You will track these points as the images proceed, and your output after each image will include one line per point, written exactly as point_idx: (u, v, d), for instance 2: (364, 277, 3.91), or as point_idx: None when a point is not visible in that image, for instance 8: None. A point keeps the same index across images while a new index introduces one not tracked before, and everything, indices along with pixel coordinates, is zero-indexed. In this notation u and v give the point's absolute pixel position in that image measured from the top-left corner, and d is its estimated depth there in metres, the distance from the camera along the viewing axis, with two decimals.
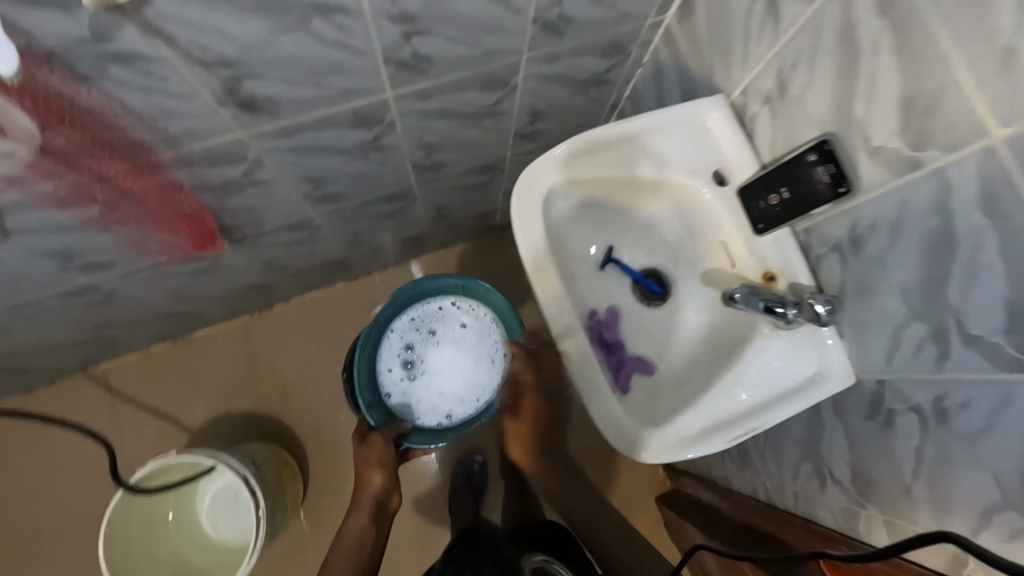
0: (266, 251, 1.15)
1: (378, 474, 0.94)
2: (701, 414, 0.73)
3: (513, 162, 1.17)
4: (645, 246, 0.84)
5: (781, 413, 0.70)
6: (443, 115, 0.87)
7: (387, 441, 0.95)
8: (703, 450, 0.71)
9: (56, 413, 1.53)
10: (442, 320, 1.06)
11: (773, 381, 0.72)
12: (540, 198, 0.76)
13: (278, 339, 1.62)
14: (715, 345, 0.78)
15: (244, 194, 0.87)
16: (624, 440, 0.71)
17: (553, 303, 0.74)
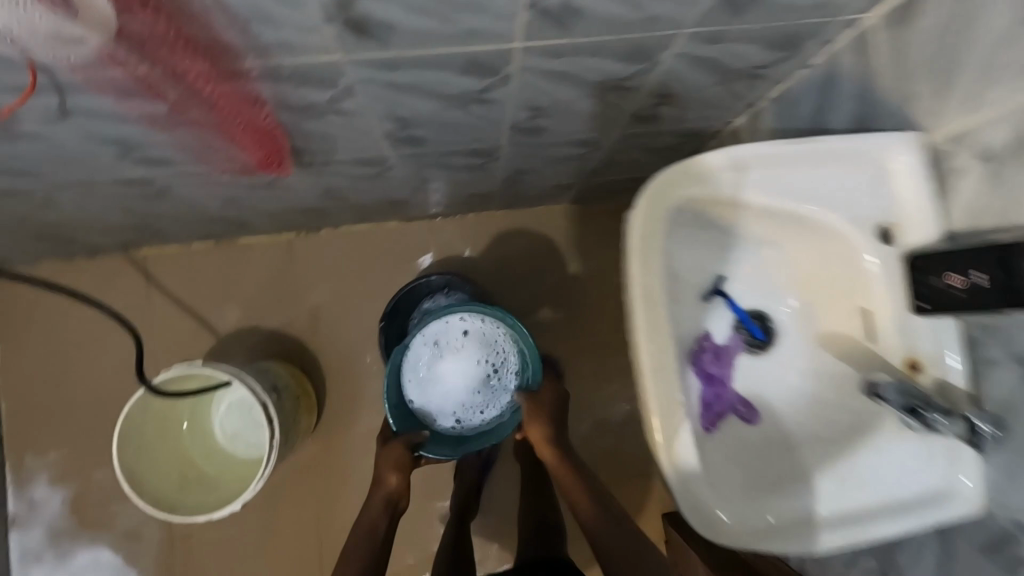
0: (331, 180, 1.06)
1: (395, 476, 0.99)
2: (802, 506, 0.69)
3: (615, 142, 1.04)
4: (760, 283, 0.76)
5: (891, 527, 0.67)
6: (566, 79, 0.74)
7: (404, 446, 0.99)
8: (795, 545, 0.67)
9: (92, 287, 1.52)
10: (447, 333, 1.10)
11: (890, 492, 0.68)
12: (678, 204, 0.67)
13: (320, 264, 1.56)
14: (823, 428, 0.72)
15: (324, 121, 0.77)
16: (705, 514, 0.66)
17: (658, 331, 0.65)
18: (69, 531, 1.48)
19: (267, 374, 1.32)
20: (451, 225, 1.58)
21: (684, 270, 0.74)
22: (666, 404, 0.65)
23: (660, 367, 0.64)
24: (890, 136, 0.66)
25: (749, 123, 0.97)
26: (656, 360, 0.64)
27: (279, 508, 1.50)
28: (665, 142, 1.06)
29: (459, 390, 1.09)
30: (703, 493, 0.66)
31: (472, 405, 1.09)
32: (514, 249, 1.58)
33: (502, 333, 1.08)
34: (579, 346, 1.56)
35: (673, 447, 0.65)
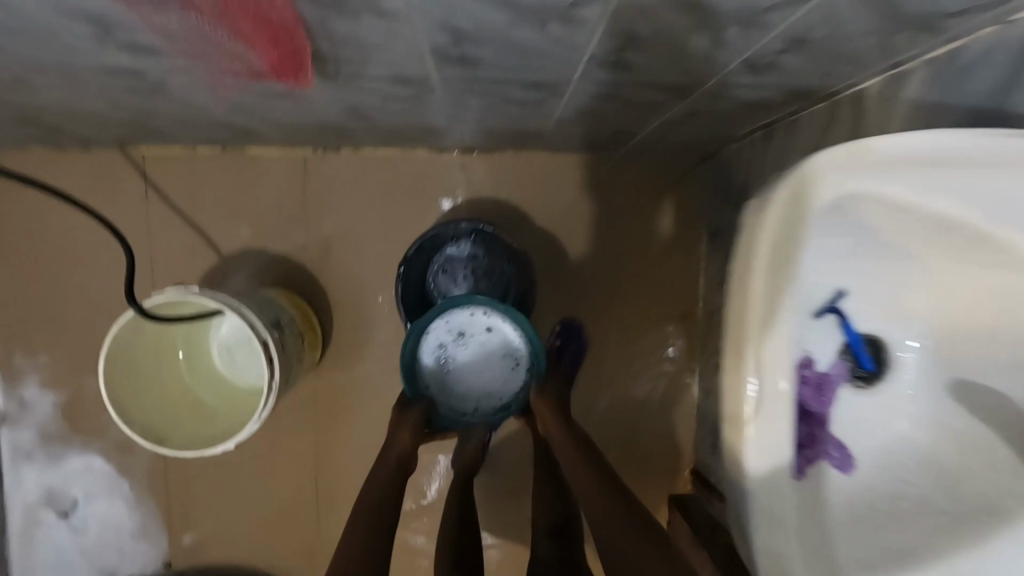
0: (359, 96, 0.88)
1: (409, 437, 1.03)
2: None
3: (707, 91, 0.85)
4: (899, 287, 0.74)
5: None
6: (686, 3, 0.55)
7: (419, 413, 1.06)
8: None
9: (85, 183, 1.37)
10: (471, 324, 1.16)
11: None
12: (826, 197, 0.62)
13: (337, 187, 1.39)
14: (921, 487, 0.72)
15: (359, 21, 0.59)
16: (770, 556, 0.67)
17: (763, 319, 0.66)
18: (60, 436, 1.43)
19: (269, 308, 1.20)
20: (486, 160, 1.40)
21: (824, 278, 0.71)
22: (762, 389, 0.67)
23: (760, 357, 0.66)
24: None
25: (880, 88, 0.78)
26: (761, 351, 0.66)
27: (274, 439, 1.44)
28: (766, 96, 0.87)
29: (473, 375, 1.18)
30: (789, 517, 0.68)
31: (489, 391, 1.19)
32: (552, 197, 1.41)
33: (523, 336, 1.15)
34: (608, 312, 1.43)
35: (748, 445, 0.68)
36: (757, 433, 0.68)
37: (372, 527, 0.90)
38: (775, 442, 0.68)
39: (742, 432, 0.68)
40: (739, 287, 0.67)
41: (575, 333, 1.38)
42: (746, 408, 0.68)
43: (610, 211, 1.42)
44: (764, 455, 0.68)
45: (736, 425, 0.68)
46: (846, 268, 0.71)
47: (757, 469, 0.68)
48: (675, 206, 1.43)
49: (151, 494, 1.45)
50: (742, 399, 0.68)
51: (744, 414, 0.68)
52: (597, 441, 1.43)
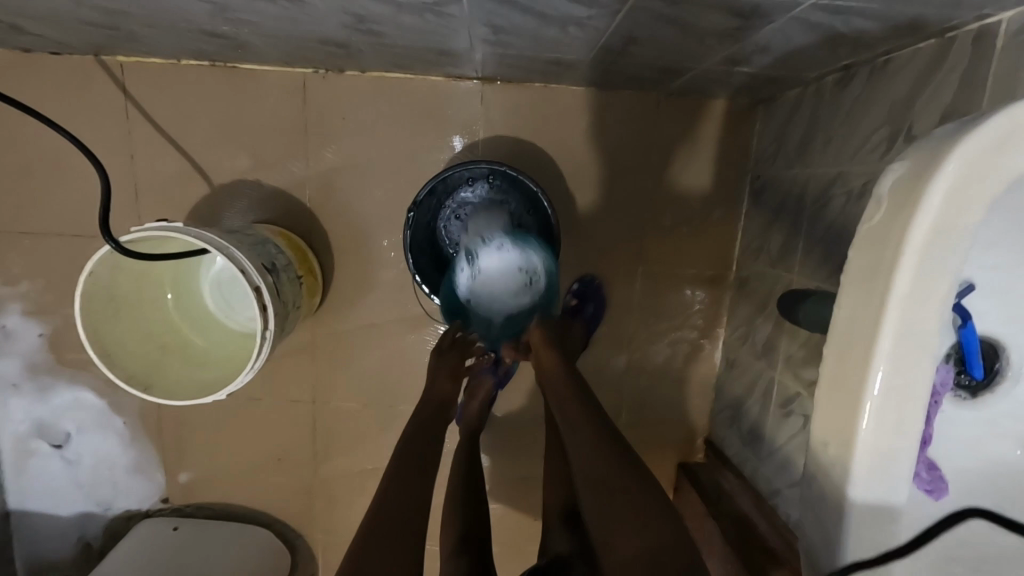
0: (367, 3, 0.73)
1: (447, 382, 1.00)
2: None
3: (794, 17, 0.69)
4: None
5: None
6: None
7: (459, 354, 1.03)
8: None
9: (57, 95, 1.22)
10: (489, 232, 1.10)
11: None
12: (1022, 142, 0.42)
13: (340, 114, 1.24)
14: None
15: None
16: None
17: (918, 296, 0.43)
18: (48, 368, 1.36)
19: (263, 249, 1.09)
20: (509, 93, 1.24)
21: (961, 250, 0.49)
22: (894, 389, 0.43)
23: (904, 346, 0.43)
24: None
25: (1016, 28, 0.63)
26: (903, 326, 0.43)
27: (271, 383, 1.37)
28: (862, 29, 0.72)
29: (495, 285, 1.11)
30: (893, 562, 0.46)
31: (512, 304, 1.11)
32: (580, 139, 1.26)
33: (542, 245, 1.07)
34: (631, 272, 1.32)
35: (859, 457, 0.44)
36: (875, 444, 0.44)
37: (414, 493, 0.76)
38: (900, 464, 0.44)
39: (852, 431, 0.44)
40: (874, 243, 0.45)
41: (591, 290, 1.29)
42: (866, 409, 0.44)
43: (643, 159, 1.27)
44: (881, 480, 0.44)
45: (842, 422, 0.45)
46: (995, 236, 0.50)
47: (864, 500, 0.45)
48: (716, 158, 1.28)
49: (145, 431, 1.40)
50: (862, 396, 0.44)
51: (858, 415, 0.44)
52: (609, 403, 1.36)
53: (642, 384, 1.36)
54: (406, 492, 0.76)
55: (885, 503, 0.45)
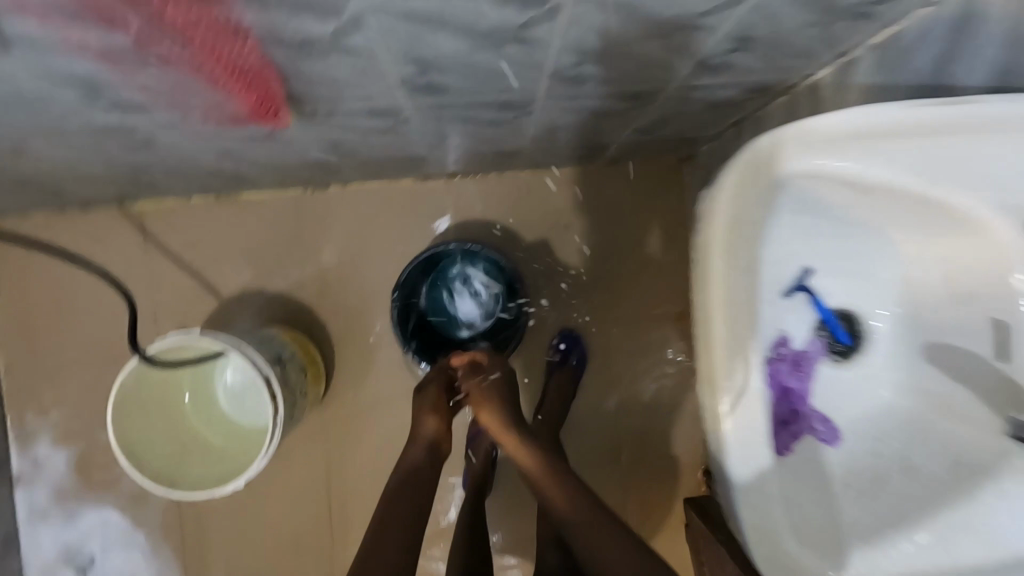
0: (338, 132, 0.93)
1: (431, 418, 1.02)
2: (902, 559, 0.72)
3: (667, 97, 0.89)
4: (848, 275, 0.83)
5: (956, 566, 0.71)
6: (630, 14, 0.59)
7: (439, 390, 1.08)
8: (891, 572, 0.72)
9: (86, 243, 1.42)
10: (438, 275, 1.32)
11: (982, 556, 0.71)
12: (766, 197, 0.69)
13: (328, 222, 1.44)
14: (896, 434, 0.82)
15: (329, 62, 0.64)
16: (767, 541, 0.70)
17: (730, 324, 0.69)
18: (75, 491, 1.44)
19: (269, 344, 1.23)
20: (472, 183, 1.44)
21: (787, 254, 0.77)
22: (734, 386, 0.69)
23: (733, 352, 0.69)
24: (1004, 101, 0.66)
25: (836, 78, 0.81)
26: (729, 350, 0.69)
27: (285, 476, 1.44)
28: (726, 95, 0.91)
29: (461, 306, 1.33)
30: (775, 502, 0.71)
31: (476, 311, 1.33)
32: (538, 213, 1.44)
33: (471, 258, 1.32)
34: (604, 320, 1.45)
35: (728, 436, 0.70)
36: (738, 428, 0.70)
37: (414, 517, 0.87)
38: (756, 435, 0.70)
39: (720, 424, 0.70)
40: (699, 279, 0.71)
41: (575, 339, 1.41)
42: (725, 402, 0.70)
43: (596, 220, 1.45)
44: (748, 449, 0.70)
45: (714, 412, 0.71)
46: (801, 243, 0.77)
47: (740, 467, 0.70)
48: (658, 210, 1.46)
49: (167, 543, 1.45)
50: (719, 393, 0.70)
51: (723, 410, 0.70)
52: (605, 447, 1.44)
53: (634, 425, 1.44)
54: (404, 518, 0.86)
55: (757, 467, 0.70)
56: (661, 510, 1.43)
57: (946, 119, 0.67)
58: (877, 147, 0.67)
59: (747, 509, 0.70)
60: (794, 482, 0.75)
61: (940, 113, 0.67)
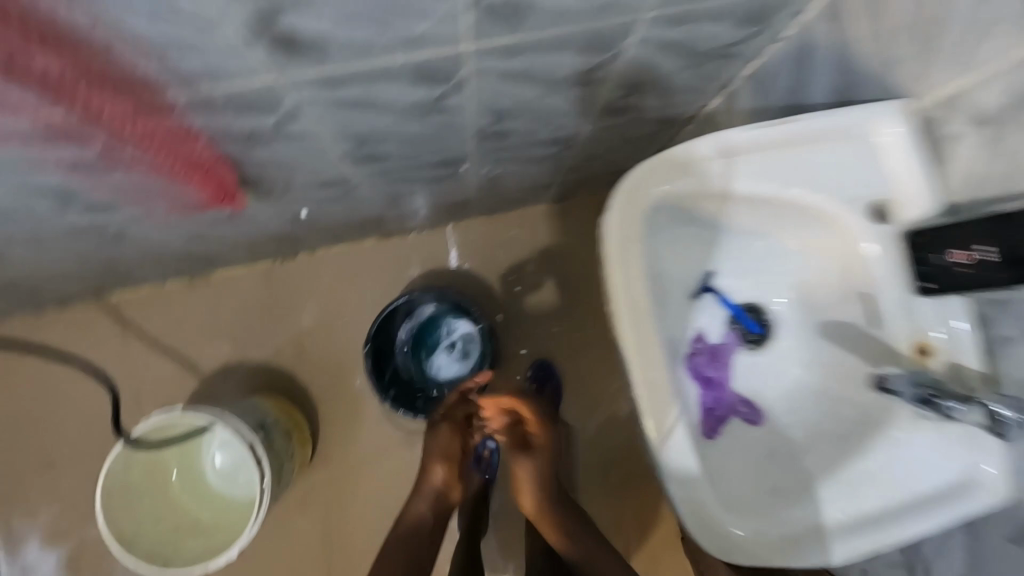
0: (295, 206, 1.01)
1: (440, 466, 0.96)
2: (848, 533, 0.62)
3: (587, 139, 0.99)
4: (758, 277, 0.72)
5: (910, 526, 0.61)
6: (526, 77, 0.69)
7: (450, 435, 0.97)
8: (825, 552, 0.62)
9: (67, 340, 1.46)
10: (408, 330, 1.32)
11: (913, 489, 0.62)
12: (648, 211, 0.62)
13: (300, 289, 1.51)
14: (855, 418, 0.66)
15: (275, 146, 0.73)
16: (705, 530, 0.61)
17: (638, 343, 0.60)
18: None
19: (252, 411, 1.27)
20: (431, 236, 1.53)
21: (670, 269, 0.69)
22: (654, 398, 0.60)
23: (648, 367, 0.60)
24: (855, 114, 0.60)
25: (726, 105, 0.91)
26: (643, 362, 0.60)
27: (281, 546, 1.44)
28: (640, 131, 1.02)
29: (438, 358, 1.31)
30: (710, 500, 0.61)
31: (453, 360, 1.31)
32: (496, 254, 1.52)
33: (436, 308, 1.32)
34: (575, 348, 1.51)
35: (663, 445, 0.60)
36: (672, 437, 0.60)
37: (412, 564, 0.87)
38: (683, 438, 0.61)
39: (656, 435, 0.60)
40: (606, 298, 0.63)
41: (549, 367, 1.47)
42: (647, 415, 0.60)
43: (553, 255, 1.54)
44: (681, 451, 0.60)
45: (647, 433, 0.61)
46: (688, 249, 0.69)
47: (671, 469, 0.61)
48: None
49: None
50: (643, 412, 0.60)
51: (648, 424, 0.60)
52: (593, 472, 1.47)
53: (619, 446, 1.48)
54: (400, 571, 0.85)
55: (685, 469, 0.61)
56: (657, 527, 1.45)
57: (795, 133, 0.61)
58: (732, 166, 0.62)
59: (688, 498, 0.61)
60: (719, 469, 0.66)
61: (794, 123, 0.61)
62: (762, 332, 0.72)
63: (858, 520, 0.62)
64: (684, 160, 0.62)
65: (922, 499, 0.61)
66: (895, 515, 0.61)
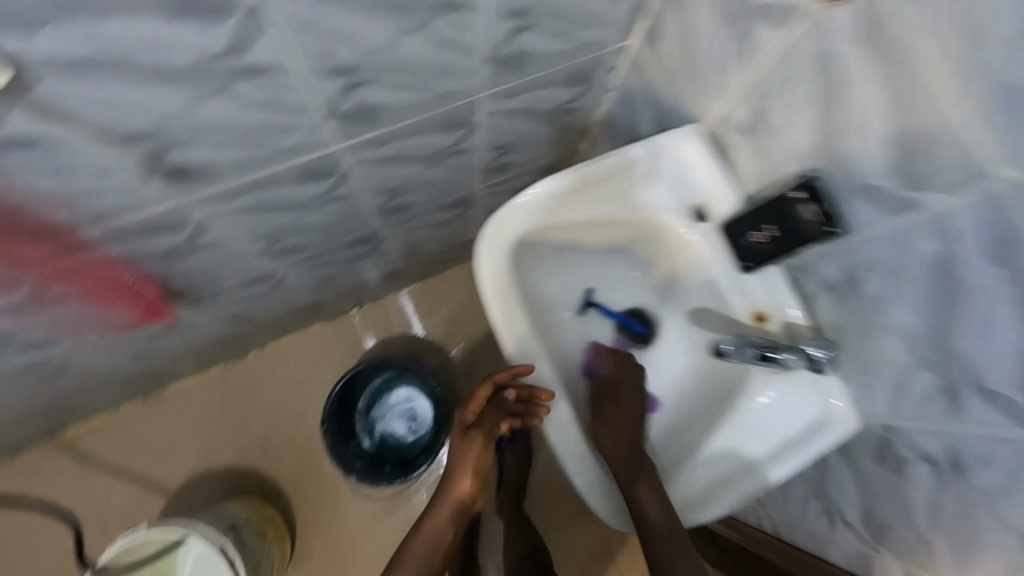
0: (229, 306, 1.08)
1: (469, 479, 0.78)
2: (734, 488, 0.67)
3: (483, 196, 1.11)
4: (627, 287, 0.76)
5: (785, 468, 0.65)
6: (401, 159, 0.81)
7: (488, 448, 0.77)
8: (714, 509, 0.68)
9: (24, 486, 1.44)
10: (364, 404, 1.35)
11: (779, 435, 0.66)
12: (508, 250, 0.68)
13: (255, 385, 1.52)
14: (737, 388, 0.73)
15: (192, 258, 0.81)
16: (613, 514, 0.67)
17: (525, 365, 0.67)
18: None
19: (222, 515, 1.29)
20: (373, 310, 1.58)
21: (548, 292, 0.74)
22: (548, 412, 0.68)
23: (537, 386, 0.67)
24: (657, 139, 0.69)
25: (592, 147, 1.05)
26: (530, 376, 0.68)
27: None
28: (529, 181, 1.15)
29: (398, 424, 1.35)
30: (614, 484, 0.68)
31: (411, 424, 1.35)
32: (438, 314, 1.58)
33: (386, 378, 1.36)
34: None
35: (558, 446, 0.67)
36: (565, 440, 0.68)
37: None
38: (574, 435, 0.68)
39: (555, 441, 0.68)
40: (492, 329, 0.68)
41: None
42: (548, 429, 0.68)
43: None
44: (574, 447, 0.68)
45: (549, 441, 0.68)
46: (560, 273, 0.74)
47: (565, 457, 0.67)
48: None
49: None
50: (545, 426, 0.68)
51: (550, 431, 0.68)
52: None
53: None
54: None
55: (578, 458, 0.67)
56: None
57: (614, 162, 0.69)
58: (567, 198, 0.69)
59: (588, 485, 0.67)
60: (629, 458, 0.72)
61: (612, 156, 0.69)
62: (646, 331, 0.75)
63: (736, 471, 0.67)
64: (525, 204, 0.68)
65: (788, 441, 0.66)
66: (767, 462, 0.66)
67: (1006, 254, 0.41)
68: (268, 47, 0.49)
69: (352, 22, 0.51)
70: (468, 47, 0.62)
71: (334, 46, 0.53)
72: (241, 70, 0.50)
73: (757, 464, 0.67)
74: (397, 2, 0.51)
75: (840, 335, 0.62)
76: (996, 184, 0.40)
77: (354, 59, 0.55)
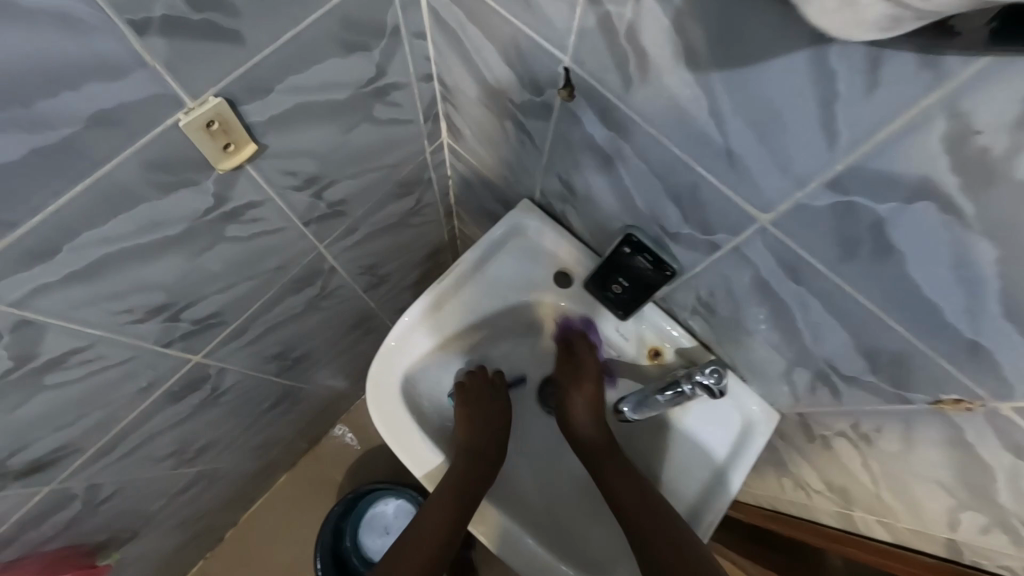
0: (171, 521, 1.02)
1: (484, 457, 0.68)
2: (723, 485, 0.65)
3: (381, 307, 1.09)
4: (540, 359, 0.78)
5: (753, 448, 0.65)
6: (271, 328, 0.79)
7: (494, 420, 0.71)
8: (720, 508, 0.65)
9: None
10: (348, 553, 1.24)
11: (725, 441, 0.66)
12: (400, 395, 0.68)
13: (240, 562, 1.39)
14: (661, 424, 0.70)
15: (99, 512, 0.77)
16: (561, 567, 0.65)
17: None
18: None
19: None
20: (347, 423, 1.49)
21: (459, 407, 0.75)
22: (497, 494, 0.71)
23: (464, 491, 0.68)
24: (500, 228, 0.71)
25: (463, 224, 1.06)
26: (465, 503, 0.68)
27: None
28: (422, 272, 1.14)
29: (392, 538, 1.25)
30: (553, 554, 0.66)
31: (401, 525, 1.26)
32: None
33: (346, 515, 1.25)
34: None
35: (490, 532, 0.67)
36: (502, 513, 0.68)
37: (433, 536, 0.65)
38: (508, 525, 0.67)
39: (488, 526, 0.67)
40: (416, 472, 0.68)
41: None
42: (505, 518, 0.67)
43: None
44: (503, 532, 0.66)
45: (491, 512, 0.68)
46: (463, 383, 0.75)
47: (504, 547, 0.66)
48: None
49: None
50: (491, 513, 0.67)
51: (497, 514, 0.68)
52: None
53: None
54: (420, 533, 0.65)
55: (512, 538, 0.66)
56: None
57: (468, 264, 0.70)
58: (439, 317, 0.70)
59: (507, 554, 0.65)
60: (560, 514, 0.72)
61: (464, 259, 0.70)
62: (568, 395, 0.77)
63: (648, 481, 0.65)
64: (399, 342, 0.69)
65: (735, 452, 0.65)
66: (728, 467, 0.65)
67: (799, 275, 0.43)
68: (59, 337, 0.48)
69: (136, 275, 0.50)
70: (277, 226, 0.62)
71: (131, 300, 0.51)
72: (40, 367, 0.49)
73: (691, 504, 0.66)
74: (172, 240, 0.50)
75: (724, 347, 0.64)
76: (760, 223, 0.42)
77: (161, 298, 0.54)
